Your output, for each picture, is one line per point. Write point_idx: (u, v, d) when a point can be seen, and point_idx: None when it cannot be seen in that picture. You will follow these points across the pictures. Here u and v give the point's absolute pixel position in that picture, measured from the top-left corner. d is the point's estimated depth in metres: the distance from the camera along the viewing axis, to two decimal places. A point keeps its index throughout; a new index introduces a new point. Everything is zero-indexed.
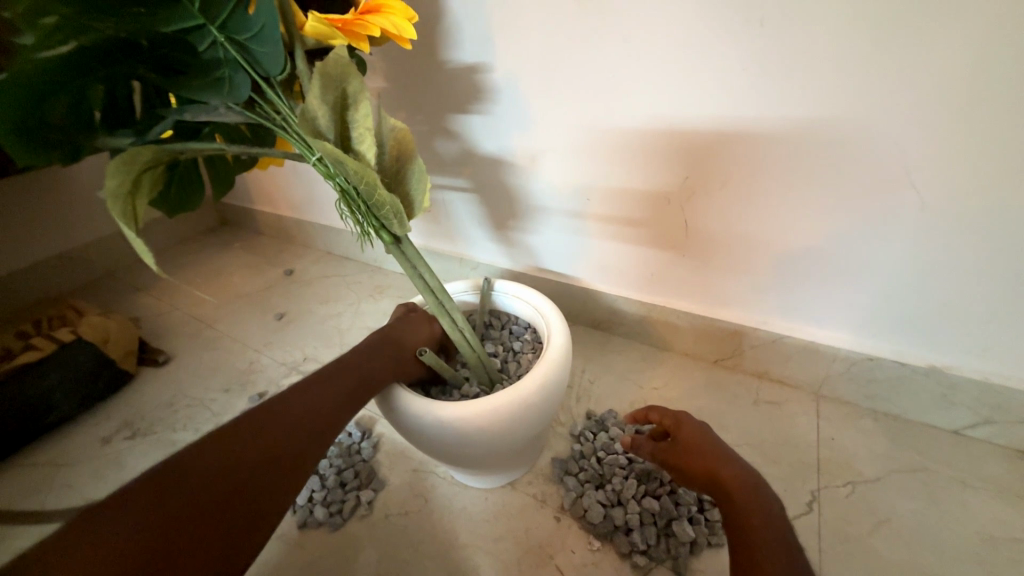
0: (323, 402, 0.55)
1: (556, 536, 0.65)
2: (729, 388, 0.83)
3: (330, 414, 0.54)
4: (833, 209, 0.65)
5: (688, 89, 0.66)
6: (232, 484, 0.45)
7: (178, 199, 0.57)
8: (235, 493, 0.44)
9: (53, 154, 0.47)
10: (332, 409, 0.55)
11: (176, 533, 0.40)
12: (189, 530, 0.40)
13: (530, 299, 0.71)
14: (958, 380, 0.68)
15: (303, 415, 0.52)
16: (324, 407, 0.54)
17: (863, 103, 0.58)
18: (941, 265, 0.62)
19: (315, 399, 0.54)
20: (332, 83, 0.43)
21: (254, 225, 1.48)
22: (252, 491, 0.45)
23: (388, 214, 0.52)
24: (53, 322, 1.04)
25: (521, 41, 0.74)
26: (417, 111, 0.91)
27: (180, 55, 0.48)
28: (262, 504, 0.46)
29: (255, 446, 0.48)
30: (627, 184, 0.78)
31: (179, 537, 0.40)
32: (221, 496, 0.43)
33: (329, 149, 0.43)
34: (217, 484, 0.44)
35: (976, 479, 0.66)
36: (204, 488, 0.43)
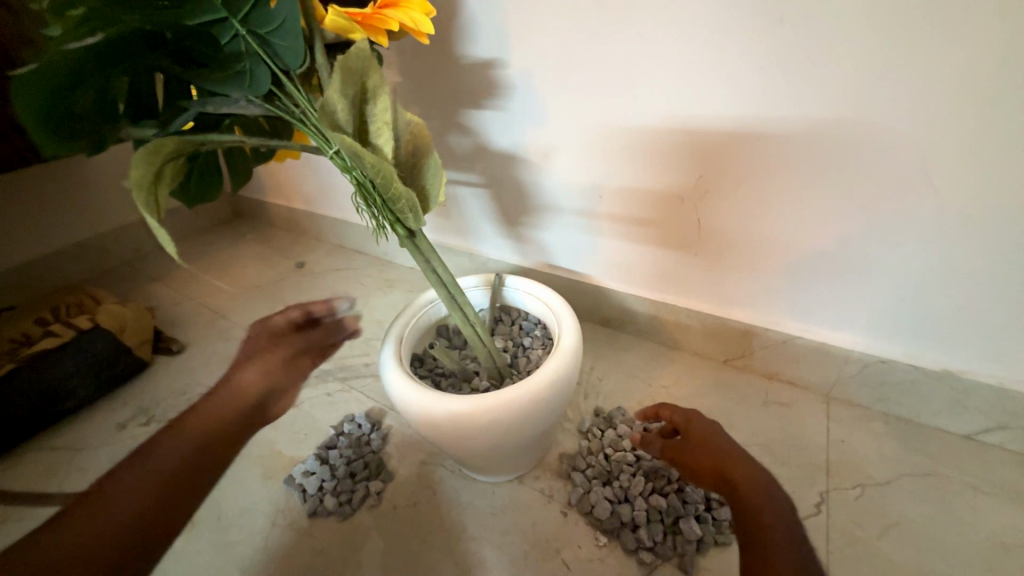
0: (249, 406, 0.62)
1: (563, 531, 0.65)
2: (738, 388, 0.83)
3: (230, 423, 0.60)
4: (848, 210, 0.65)
5: (704, 87, 0.66)
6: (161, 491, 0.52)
7: (198, 190, 0.58)
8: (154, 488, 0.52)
9: (80, 144, 0.49)
10: (230, 417, 0.60)
11: (110, 507, 0.49)
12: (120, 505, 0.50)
13: (541, 295, 0.71)
14: (972, 384, 0.67)
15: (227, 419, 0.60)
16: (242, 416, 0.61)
17: (882, 102, 0.57)
18: (958, 268, 0.62)
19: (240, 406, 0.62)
20: (354, 77, 0.43)
21: (267, 217, 1.49)
22: (179, 493, 0.53)
23: (403, 208, 0.52)
24: (71, 309, 1.06)
25: (536, 37, 0.74)
26: (431, 106, 0.91)
27: (203, 48, 0.48)
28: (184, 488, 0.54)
29: (179, 454, 0.55)
30: (640, 180, 0.78)
31: (111, 510, 0.49)
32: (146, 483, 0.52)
33: (348, 143, 0.44)
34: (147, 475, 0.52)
35: (988, 485, 0.65)
36: (137, 497, 0.50)
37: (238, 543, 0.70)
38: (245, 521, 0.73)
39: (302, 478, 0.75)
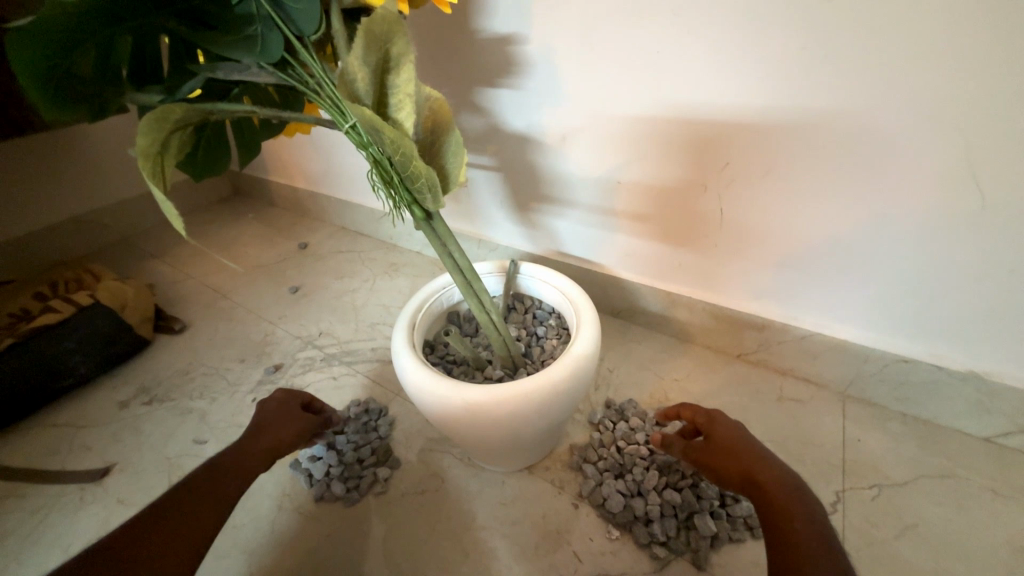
0: (275, 440, 0.63)
1: (574, 523, 0.64)
2: (752, 383, 0.81)
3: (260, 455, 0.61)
4: (879, 205, 0.62)
5: (735, 71, 0.63)
6: (196, 506, 0.52)
7: (205, 163, 0.55)
8: (196, 507, 0.52)
9: (80, 109, 0.46)
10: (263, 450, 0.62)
11: (157, 527, 0.48)
12: (166, 524, 0.49)
13: (558, 284, 0.69)
14: (997, 387, 0.66)
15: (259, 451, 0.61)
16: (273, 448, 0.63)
17: (927, 92, 0.54)
18: (994, 269, 0.59)
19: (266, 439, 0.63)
20: (376, 43, 0.40)
21: (268, 196, 1.46)
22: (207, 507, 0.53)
23: (422, 188, 0.50)
24: (70, 285, 1.04)
25: (559, 13, 0.70)
26: (443, 84, 0.87)
27: (212, 8, 0.45)
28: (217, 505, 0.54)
29: (214, 477, 0.55)
30: (662, 169, 0.75)
31: (160, 528, 0.48)
32: (190, 505, 0.52)
33: (367, 115, 0.41)
34: (190, 499, 0.52)
35: (1008, 488, 0.64)
36: (187, 502, 0.52)
37: (243, 526, 0.69)
38: (250, 504, 0.72)
39: (308, 463, 0.74)
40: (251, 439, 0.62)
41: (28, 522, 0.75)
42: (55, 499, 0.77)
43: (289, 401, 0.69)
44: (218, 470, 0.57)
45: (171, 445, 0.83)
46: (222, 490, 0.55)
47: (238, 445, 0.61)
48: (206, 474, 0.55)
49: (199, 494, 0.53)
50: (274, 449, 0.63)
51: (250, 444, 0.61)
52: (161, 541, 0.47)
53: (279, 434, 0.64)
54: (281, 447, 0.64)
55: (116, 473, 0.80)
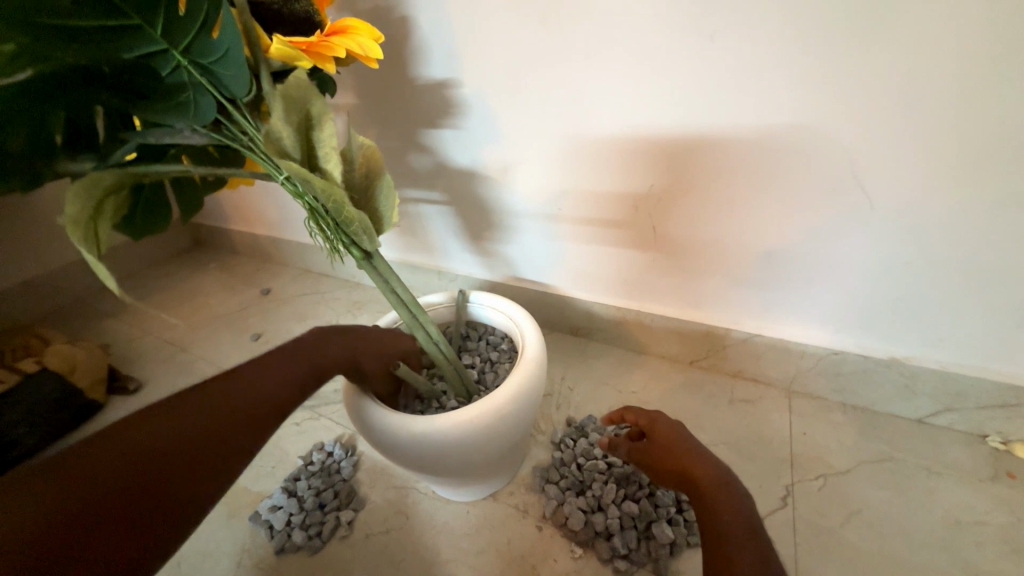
0: (323, 354, 0.55)
1: (539, 546, 0.65)
2: (704, 388, 0.85)
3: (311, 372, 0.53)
4: (790, 212, 0.68)
5: (647, 101, 0.69)
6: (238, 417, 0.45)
7: (145, 223, 0.57)
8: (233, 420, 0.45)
9: (14, 180, 0.46)
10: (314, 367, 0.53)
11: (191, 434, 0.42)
12: (196, 437, 0.42)
13: (504, 309, 0.72)
14: (917, 370, 0.71)
15: (315, 359, 0.54)
16: (323, 356, 0.55)
17: (814, 111, 0.60)
18: (896, 261, 0.65)
19: (319, 349, 0.55)
20: (295, 105, 0.44)
21: (229, 245, 1.46)
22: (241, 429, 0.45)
23: (357, 231, 0.53)
24: (17, 352, 1.01)
25: (488, 61, 0.76)
26: (390, 129, 0.92)
27: (143, 80, 0.47)
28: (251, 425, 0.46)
29: (262, 385, 0.48)
30: (598, 189, 0.80)
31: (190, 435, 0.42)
32: (225, 418, 0.44)
33: (295, 169, 0.44)
34: (229, 407, 0.45)
35: (939, 465, 0.69)
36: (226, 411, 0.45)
37: None
38: (208, 564, 0.70)
39: (268, 514, 0.72)
40: (266, 369, 0.50)
41: None
42: None
43: (384, 341, 0.63)
44: (210, 412, 0.44)
45: None
46: (213, 451, 0.42)
47: (234, 381, 0.47)
48: (181, 417, 0.42)
49: (217, 413, 0.44)
50: (292, 398, 0.50)
51: (290, 363, 0.52)
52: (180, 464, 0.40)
53: (291, 377, 0.51)
54: (329, 369, 0.55)
55: None
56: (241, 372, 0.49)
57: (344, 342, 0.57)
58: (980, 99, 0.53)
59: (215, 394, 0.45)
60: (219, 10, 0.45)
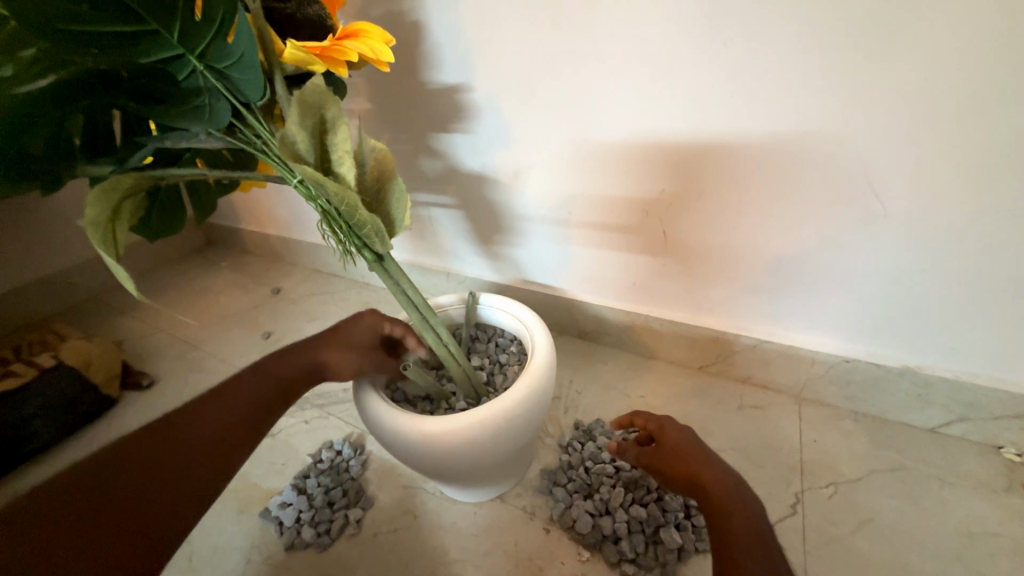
0: (286, 373, 0.60)
1: (546, 548, 0.65)
2: (713, 394, 0.85)
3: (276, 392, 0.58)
4: (802, 219, 0.67)
5: (658, 107, 0.68)
6: (204, 443, 0.51)
7: (160, 224, 0.57)
8: (199, 447, 0.51)
9: (34, 184, 0.47)
10: (279, 387, 0.59)
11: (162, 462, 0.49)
12: (166, 464, 0.49)
13: (514, 311, 0.72)
14: (931, 379, 0.70)
15: (279, 380, 0.59)
16: (286, 376, 0.59)
17: (828, 118, 0.59)
18: (910, 269, 0.64)
19: (282, 371, 0.60)
20: (310, 109, 0.44)
21: (240, 243, 1.47)
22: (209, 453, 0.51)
23: (369, 233, 0.53)
24: (33, 347, 1.03)
25: (499, 65, 0.76)
26: (400, 131, 0.92)
27: (160, 85, 0.48)
28: (219, 448, 0.52)
29: (227, 409, 0.55)
30: (608, 194, 0.79)
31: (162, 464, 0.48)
32: (193, 444, 0.51)
33: (309, 173, 0.45)
34: (195, 435, 0.51)
35: (952, 475, 0.68)
36: (196, 436, 0.51)
37: None
38: (219, 559, 0.71)
39: (278, 511, 0.73)
40: (232, 396, 0.56)
41: None
42: None
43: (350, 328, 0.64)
44: (179, 440, 0.51)
45: None
46: (183, 474, 0.49)
47: (203, 409, 0.54)
48: (145, 450, 0.49)
49: (185, 442, 0.51)
50: (258, 421, 0.56)
51: (254, 387, 0.57)
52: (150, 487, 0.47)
53: (255, 401, 0.56)
54: (294, 388, 0.60)
55: None
56: (208, 401, 0.55)
57: (304, 359, 0.61)
58: (999, 107, 0.52)
59: (183, 424, 0.52)
60: (235, 16, 0.45)
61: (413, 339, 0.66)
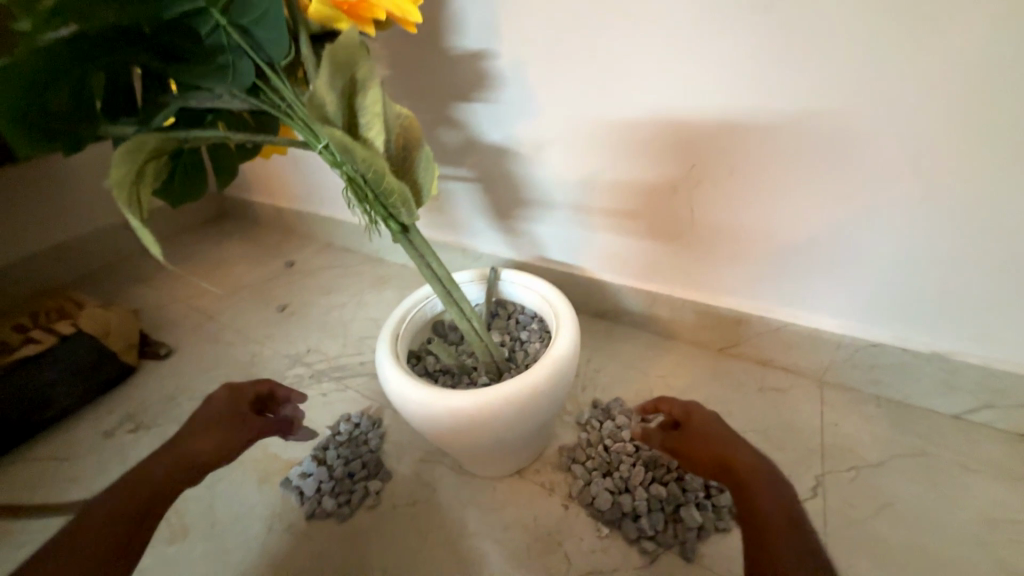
0: (203, 437, 0.61)
1: (565, 523, 0.66)
2: (733, 375, 0.84)
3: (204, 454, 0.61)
4: (839, 198, 0.65)
5: (694, 77, 0.65)
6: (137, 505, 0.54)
7: (182, 189, 0.56)
8: (132, 511, 0.53)
9: (56, 145, 0.46)
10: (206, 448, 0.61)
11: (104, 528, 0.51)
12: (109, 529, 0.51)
13: (537, 288, 0.71)
14: (960, 365, 0.68)
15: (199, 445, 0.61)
16: (207, 439, 0.61)
17: (874, 91, 0.57)
18: (948, 252, 0.62)
19: (200, 436, 0.61)
20: (341, 68, 0.42)
21: (252, 215, 1.46)
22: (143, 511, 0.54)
23: (396, 202, 0.52)
24: (51, 315, 1.04)
25: (526, 31, 0.73)
26: (418, 100, 0.89)
27: (181, 42, 0.46)
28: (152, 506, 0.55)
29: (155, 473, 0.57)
30: (634, 169, 0.77)
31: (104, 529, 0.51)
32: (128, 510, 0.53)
33: (338, 136, 0.43)
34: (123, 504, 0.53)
35: (975, 462, 0.67)
36: (126, 502, 0.53)
37: (233, 549, 0.69)
38: (242, 525, 0.72)
39: (299, 480, 0.74)
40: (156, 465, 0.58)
41: (14, 558, 0.74)
42: (41, 530, 0.77)
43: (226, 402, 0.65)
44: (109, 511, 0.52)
45: None
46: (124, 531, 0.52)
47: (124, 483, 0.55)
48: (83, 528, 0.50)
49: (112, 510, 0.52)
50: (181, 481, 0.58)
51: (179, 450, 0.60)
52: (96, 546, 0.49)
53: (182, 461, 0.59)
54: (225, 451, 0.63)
55: None
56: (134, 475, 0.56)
57: (219, 424, 0.63)
58: None
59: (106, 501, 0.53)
60: None
61: (282, 390, 0.70)
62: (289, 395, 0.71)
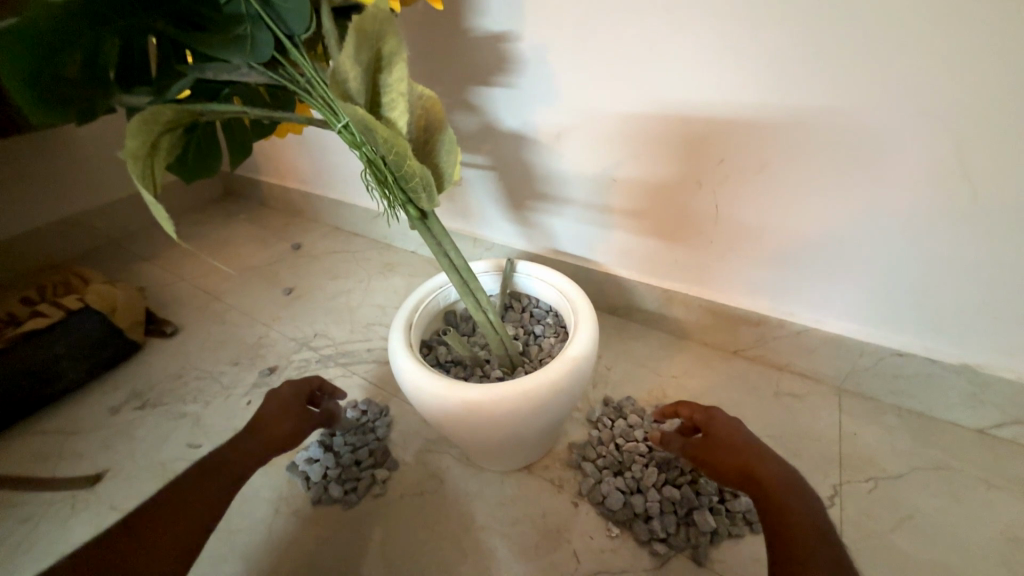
0: (275, 424, 0.65)
1: (574, 521, 0.64)
2: (749, 378, 0.82)
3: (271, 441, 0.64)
4: (873, 201, 0.62)
5: (729, 68, 0.62)
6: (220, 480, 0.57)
7: (195, 165, 0.54)
8: (216, 483, 0.57)
9: (70, 112, 0.44)
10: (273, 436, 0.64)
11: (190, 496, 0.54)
12: (194, 496, 0.54)
13: (554, 282, 0.69)
14: (989, 379, 0.66)
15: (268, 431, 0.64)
16: (274, 427, 0.65)
17: (922, 88, 0.54)
18: (987, 262, 0.59)
19: (271, 423, 0.65)
20: (367, 41, 0.40)
21: (260, 196, 1.44)
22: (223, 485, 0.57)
23: (416, 187, 0.50)
24: (59, 289, 1.03)
25: (553, 13, 0.70)
26: (436, 83, 0.86)
27: (200, 8, 0.44)
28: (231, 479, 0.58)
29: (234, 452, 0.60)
30: (658, 164, 0.74)
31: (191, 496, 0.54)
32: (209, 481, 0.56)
33: (360, 114, 0.41)
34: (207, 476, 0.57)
35: (998, 478, 0.66)
36: (209, 476, 0.57)
37: (239, 532, 0.69)
38: (248, 509, 0.71)
39: (305, 466, 0.73)
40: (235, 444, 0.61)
41: (19, 531, 0.74)
42: (46, 505, 0.77)
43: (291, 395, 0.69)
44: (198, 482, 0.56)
45: (164, 451, 0.82)
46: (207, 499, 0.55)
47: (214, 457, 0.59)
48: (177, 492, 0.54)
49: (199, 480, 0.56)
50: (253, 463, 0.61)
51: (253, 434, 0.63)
52: (186, 509, 0.53)
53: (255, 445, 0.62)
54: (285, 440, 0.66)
55: (109, 479, 0.79)
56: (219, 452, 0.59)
57: (285, 414, 0.66)
58: None
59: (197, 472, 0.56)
60: None
61: (331, 386, 0.74)
62: (334, 393, 0.74)
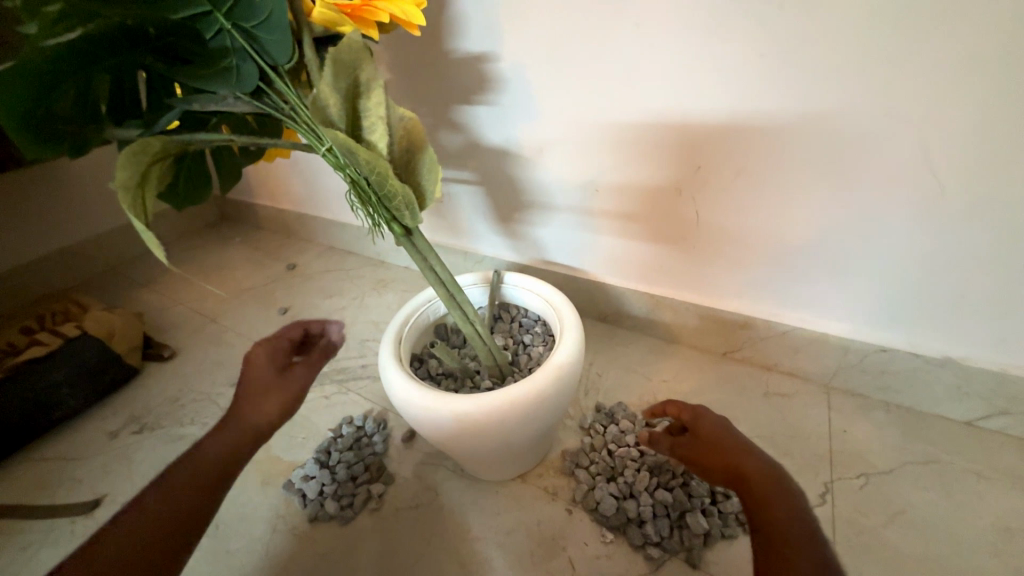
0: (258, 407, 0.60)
1: (569, 529, 0.65)
2: (739, 380, 0.83)
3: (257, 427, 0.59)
4: (846, 202, 0.64)
5: (701, 78, 0.65)
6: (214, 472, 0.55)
7: (186, 193, 0.56)
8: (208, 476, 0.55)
9: (61, 147, 0.47)
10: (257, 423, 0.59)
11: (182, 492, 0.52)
12: (186, 493, 0.53)
13: (541, 292, 0.70)
14: (973, 371, 0.67)
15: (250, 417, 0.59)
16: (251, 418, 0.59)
17: (884, 92, 0.56)
18: (961, 255, 0.61)
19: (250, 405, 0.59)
20: (344, 70, 0.42)
21: (255, 219, 1.46)
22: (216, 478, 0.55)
23: (399, 206, 0.52)
24: (57, 317, 1.04)
25: (530, 33, 0.73)
26: (421, 103, 0.89)
27: (188, 44, 0.47)
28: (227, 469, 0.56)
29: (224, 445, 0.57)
30: (640, 172, 0.76)
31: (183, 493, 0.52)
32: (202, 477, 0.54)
33: (341, 139, 0.43)
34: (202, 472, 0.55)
35: (988, 470, 0.66)
36: (199, 471, 0.55)
37: (236, 551, 0.69)
38: (245, 528, 0.72)
39: (301, 483, 0.74)
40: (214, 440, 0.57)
41: (17, 560, 0.74)
42: (44, 533, 0.77)
43: (266, 365, 0.62)
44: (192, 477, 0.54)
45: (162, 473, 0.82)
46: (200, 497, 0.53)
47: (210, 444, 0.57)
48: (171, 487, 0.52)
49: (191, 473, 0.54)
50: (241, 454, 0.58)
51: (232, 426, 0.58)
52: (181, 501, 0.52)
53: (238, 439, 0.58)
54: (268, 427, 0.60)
55: (107, 504, 0.79)
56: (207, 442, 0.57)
57: (264, 392, 0.60)
58: None
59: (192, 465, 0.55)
60: None
61: (315, 324, 0.67)
62: (322, 330, 0.67)
